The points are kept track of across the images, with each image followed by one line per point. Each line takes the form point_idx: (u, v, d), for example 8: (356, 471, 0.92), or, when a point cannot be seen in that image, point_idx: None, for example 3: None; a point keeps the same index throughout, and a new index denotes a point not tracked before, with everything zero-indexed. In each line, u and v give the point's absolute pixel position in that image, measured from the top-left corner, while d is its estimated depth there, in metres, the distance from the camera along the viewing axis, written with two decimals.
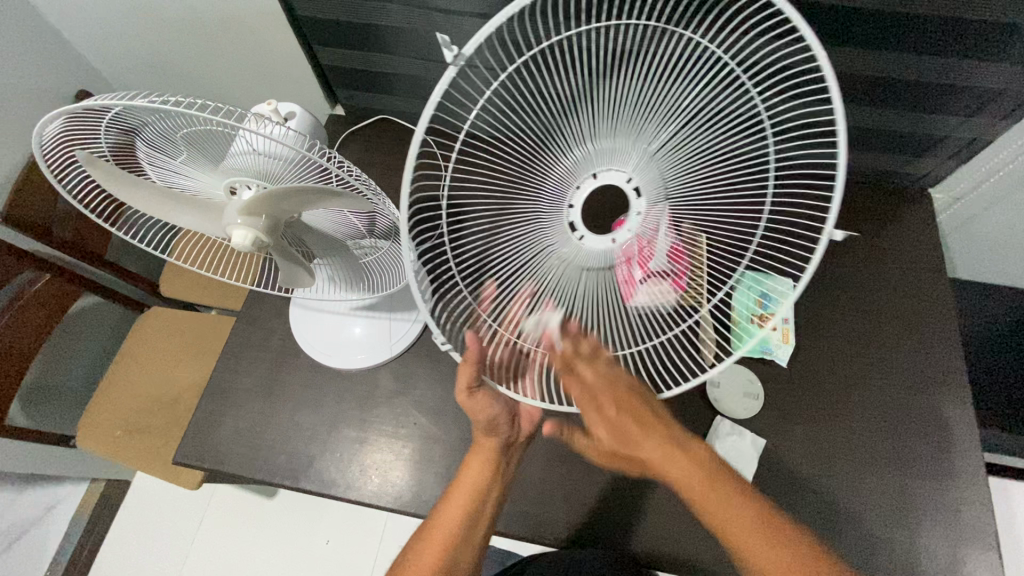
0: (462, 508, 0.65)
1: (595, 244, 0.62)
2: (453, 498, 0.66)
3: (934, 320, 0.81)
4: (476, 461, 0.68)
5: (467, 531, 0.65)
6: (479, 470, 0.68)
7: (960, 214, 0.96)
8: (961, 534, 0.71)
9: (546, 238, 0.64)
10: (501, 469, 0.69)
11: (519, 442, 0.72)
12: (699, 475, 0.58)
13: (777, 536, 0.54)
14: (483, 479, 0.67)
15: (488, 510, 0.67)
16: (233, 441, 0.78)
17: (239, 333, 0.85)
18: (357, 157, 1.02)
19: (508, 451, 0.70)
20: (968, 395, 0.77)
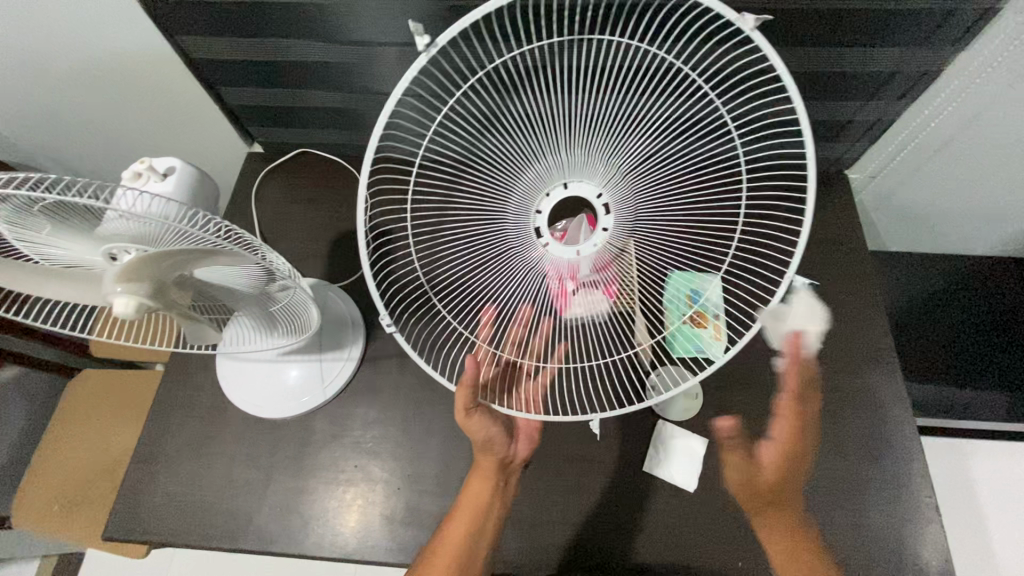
0: (466, 524, 0.68)
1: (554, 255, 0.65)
2: (458, 517, 0.68)
3: (861, 300, 0.83)
4: (480, 477, 0.70)
5: (470, 545, 0.67)
6: (483, 485, 0.70)
7: (878, 193, 0.99)
8: (904, 510, 0.72)
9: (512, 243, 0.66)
10: (502, 486, 0.72)
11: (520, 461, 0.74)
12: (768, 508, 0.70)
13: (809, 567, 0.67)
14: (487, 493, 0.70)
15: (491, 524, 0.70)
16: (165, 508, 0.74)
17: (164, 393, 0.81)
18: (278, 194, 0.99)
19: (507, 470, 0.72)
20: (897, 370, 0.79)
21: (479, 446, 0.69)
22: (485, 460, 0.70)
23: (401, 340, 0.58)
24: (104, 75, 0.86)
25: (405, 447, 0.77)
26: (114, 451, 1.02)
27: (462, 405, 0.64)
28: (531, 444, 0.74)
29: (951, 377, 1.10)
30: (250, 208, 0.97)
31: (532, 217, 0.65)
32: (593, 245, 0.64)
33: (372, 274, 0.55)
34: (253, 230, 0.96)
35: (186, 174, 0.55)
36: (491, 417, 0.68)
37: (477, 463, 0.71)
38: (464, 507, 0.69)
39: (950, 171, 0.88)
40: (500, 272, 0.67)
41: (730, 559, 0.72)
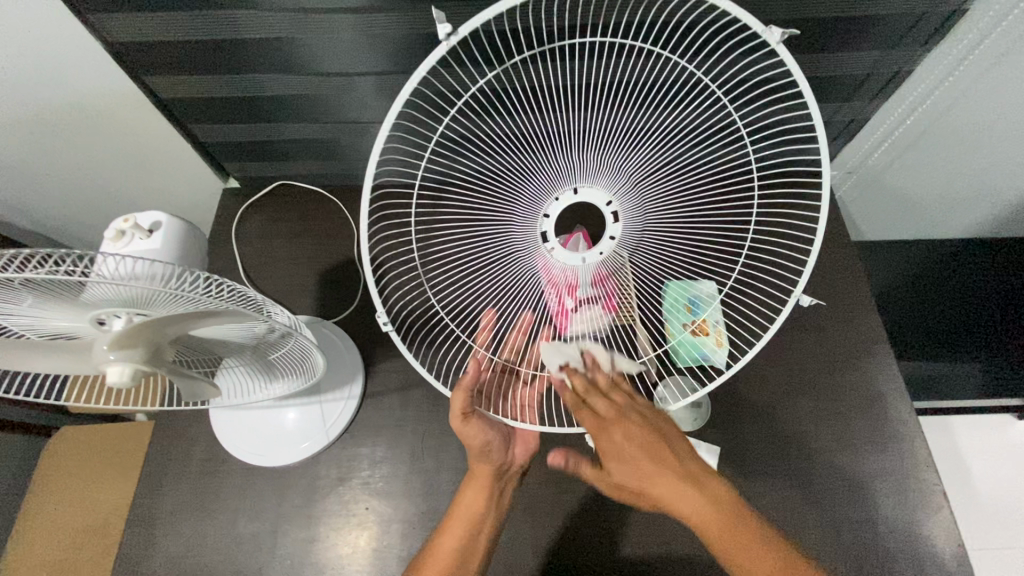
0: (459, 537, 0.64)
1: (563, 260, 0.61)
2: (450, 526, 0.64)
3: (852, 296, 0.85)
4: (476, 486, 0.66)
5: (463, 558, 0.63)
6: (477, 495, 0.66)
7: (856, 188, 1.02)
8: (913, 499, 0.73)
9: (516, 249, 0.62)
10: (498, 496, 0.67)
11: (515, 470, 0.70)
12: (715, 516, 0.53)
13: None
14: (481, 504, 0.65)
15: (485, 539, 0.65)
16: (168, 571, 0.71)
17: (156, 449, 0.77)
18: (259, 229, 0.95)
19: (503, 477, 0.68)
20: (893, 361, 0.81)
21: (478, 452, 0.64)
22: (480, 468, 0.66)
23: (397, 339, 0.56)
24: (69, 121, 0.81)
25: (414, 483, 0.75)
26: (100, 513, 0.96)
27: (460, 410, 0.61)
28: (529, 453, 0.70)
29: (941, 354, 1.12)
30: (232, 247, 0.94)
31: (540, 221, 0.61)
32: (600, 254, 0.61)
33: (373, 276, 0.53)
34: (236, 270, 0.93)
35: (173, 229, 0.53)
36: (487, 422, 0.65)
37: (472, 470, 0.67)
38: (457, 518, 0.64)
39: (925, 165, 0.91)
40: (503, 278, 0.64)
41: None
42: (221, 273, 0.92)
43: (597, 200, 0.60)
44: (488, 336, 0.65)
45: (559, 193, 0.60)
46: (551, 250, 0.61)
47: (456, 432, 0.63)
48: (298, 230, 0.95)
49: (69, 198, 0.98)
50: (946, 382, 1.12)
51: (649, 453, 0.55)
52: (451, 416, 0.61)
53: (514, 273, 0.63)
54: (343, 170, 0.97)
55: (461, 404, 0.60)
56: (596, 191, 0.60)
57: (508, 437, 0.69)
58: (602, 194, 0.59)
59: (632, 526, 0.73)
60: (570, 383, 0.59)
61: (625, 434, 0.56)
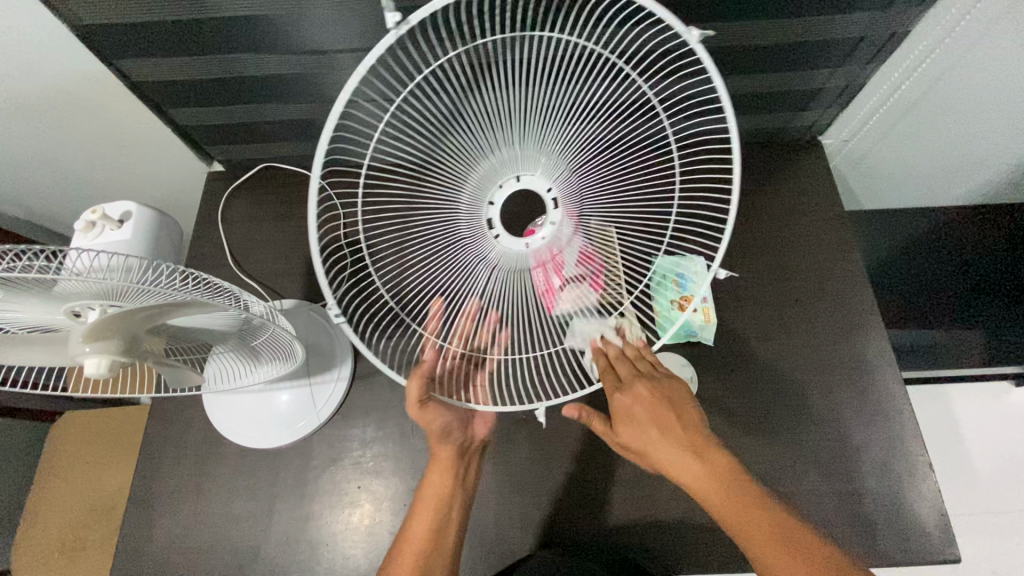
0: (431, 518, 0.64)
1: (508, 247, 0.63)
2: (420, 510, 0.65)
3: (841, 268, 0.84)
4: (440, 469, 0.67)
5: (437, 536, 0.64)
6: (442, 477, 0.67)
7: (851, 158, 0.99)
8: (898, 469, 0.74)
9: (465, 236, 0.64)
10: (461, 474, 0.69)
11: (475, 445, 0.72)
12: (728, 493, 0.55)
13: (810, 556, 0.51)
14: (446, 484, 0.67)
15: (455, 517, 0.67)
16: (168, 550, 0.73)
17: (152, 433, 0.79)
18: (245, 213, 0.95)
19: (464, 456, 0.69)
20: (881, 333, 0.80)
21: (437, 436, 0.66)
22: (441, 451, 0.67)
23: (352, 335, 0.53)
24: (44, 107, 0.80)
25: (404, 462, 0.76)
26: (107, 493, 0.99)
27: (417, 399, 0.61)
28: (487, 427, 0.72)
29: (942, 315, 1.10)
30: (219, 232, 0.93)
31: (484, 208, 0.63)
32: (542, 239, 0.63)
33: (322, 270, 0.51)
34: (223, 255, 0.92)
35: (140, 217, 0.53)
36: (445, 407, 0.65)
37: (434, 455, 0.67)
38: (427, 500, 0.65)
39: (923, 131, 0.88)
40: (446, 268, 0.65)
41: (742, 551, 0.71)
42: (208, 257, 0.92)
43: (536, 186, 0.62)
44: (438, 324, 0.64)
45: (501, 180, 0.62)
46: (497, 237, 0.63)
47: (415, 420, 0.64)
48: (283, 213, 0.94)
49: (56, 186, 0.98)
50: (950, 350, 1.12)
51: (655, 407, 0.59)
52: (409, 405, 0.62)
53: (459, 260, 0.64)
54: None
55: (418, 393, 0.61)
56: (537, 177, 0.62)
57: (466, 414, 0.69)
58: (542, 180, 0.62)
59: (621, 501, 0.73)
60: (608, 350, 0.65)
61: (643, 403, 0.59)
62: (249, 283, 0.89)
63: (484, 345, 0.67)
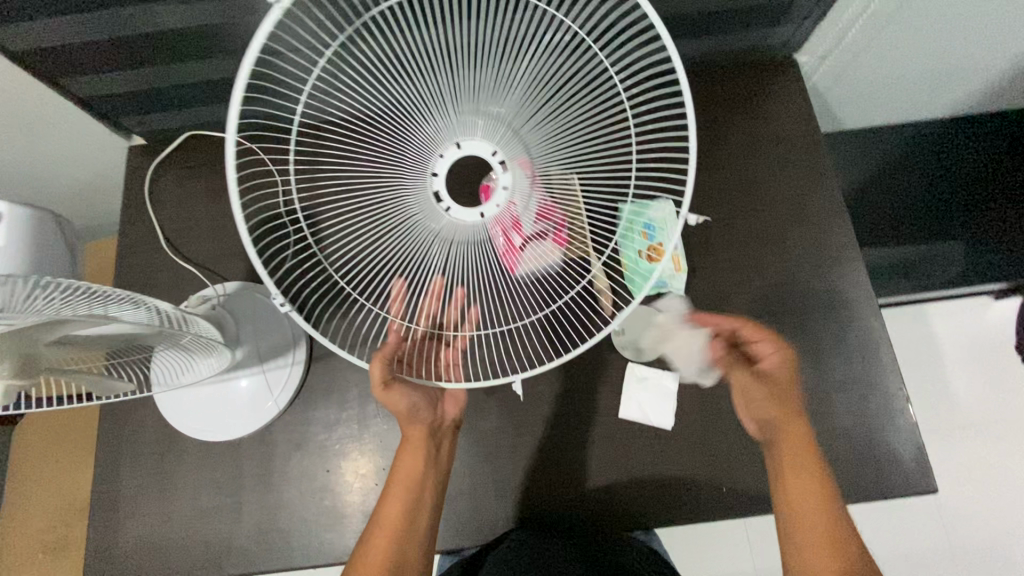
0: (402, 500, 0.61)
1: (462, 219, 0.57)
2: (391, 492, 0.61)
3: (817, 201, 0.79)
4: (410, 449, 0.64)
5: (412, 518, 0.61)
6: (414, 458, 0.63)
7: (829, 77, 0.91)
8: (874, 405, 0.72)
9: (410, 209, 0.58)
10: (434, 454, 0.65)
11: (450, 427, 0.68)
12: (789, 432, 0.60)
13: (827, 504, 0.57)
14: (418, 464, 0.63)
15: (429, 499, 0.63)
16: (139, 549, 0.71)
17: (106, 434, 0.75)
18: (175, 190, 0.87)
19: (438, 434, 0.66)
20: (858, 267, 0.76)
21: (406, 415, 0.63)
22: (412, 430, 0.64)
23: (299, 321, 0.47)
24: None
25: (372, 440, 0.74)
26: (81, 493, 0.96)
27: (380, 379, 0.57)
28: (458, 407, 0.69)
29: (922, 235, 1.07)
30: (148, 213, 0.85)
31: (428, 180, 0.57)
32: (497, 205, 0.57)
33: (258, 261, 0.45)
34: (156, 239, 0.85)
35: (15, 220, 0.46)
36: (412, 387, 0.62)
37: (405, 435, 0.64)
38: (398, 481, 0.62)
39: (905, 41, 0.80)
40: (399, 247, 0.59)
41: (719, 497, 0.71)
42: (140, 242, 0.84)
43: (480, 152, 0.56)
44: (401, 306, 0.59)
45: (443, 148, 0.56)
46: (447, 209, 0.57)
47: (380, 399, 0.60)
48: (216, 186, 0.86)
49: None
50: (927, 269, 1.08)
51: (781, 380, 0.62)
52: (372, 385, 0.58)
53: (413, 237, 0.59)
54: None
55: (381, 371, 0.57)
56: (479, 141, 0.56)
57: (434, 394, 0.66)
58: (487, 143, 0.56)
59: (595, 459, 0.72)
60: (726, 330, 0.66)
61: (775, 366, 0.62)
62: (187, 267, 0.82)
63: (453, 323, 0.64)
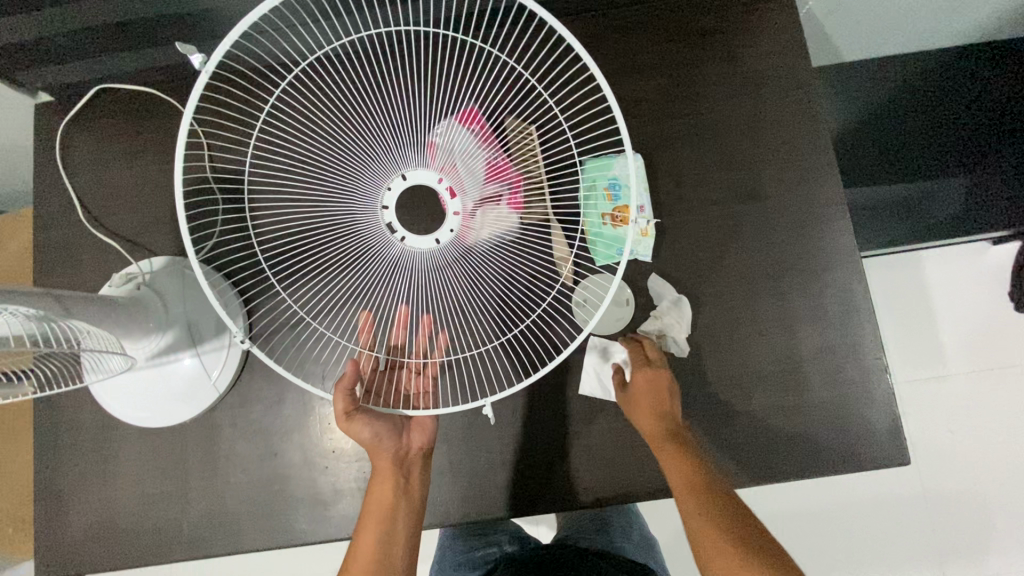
0: (374, 536, 0.57)
1: (418, 248, 0.56)
2: (363, 529, 0.57)
3: (803, 152, 0.71)
4: (380, 481, 0.59)
5: (387, 556, 0.57)
6: (382, 490, 0.58)
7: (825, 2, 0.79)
8: (851, 374, 0.68)
9: (366, 242, 0.57)
10: (408, 486, 0.60)
11: (419, 452, 0.62)
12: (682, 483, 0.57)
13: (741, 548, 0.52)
14: (390, 499, 0.58)
15: (406, 530, 0.58)
16: (87, 535, 0.69)
17: (43, 421, 0.71)
18: (92, 153, 0.78)
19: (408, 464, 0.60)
20: (844, 224, 0.69)
21: (371, 447, 0.58)
22: (379, 464, 0.58)
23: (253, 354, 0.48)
24: None
25: (321, 423, 0.70)
26: None
27: (343, 410, 0.54)
28: (428, 434, 0.61)
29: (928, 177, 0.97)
30: (62, 181, 0.77)
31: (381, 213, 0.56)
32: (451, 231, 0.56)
33: (206, 292, 0.47)
34: (76, 210, 0.77)
35: None
36: (375, 417, 0.57)
37: (373, 468, 0.59)
38: (371, 516, 0.58)
39: None
40: (361, 275, 0.62)
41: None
42: (58, 214, 0.77)
43: (428, 181, 0.55)
44: (370, 337, 0.59)
45: (390, 181, 0.56)
46: (402, 240, 0.56)
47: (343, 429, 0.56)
48: (137, 149, 0.78)
49: None
50: (924, 209, 0.97)
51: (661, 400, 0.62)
52: (336, 417, 0.56)
53: (373, 268, 0.60)
54: (170, 62, 0.76)
55: (343, 402, 0.54)
56: (422, 170, 0.55)
57: (403, 422, 0.60)
58: (431, 172, 0.55)
59: (557, 441, 0.68)
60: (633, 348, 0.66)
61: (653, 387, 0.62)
62: (113, 242, 0.75)
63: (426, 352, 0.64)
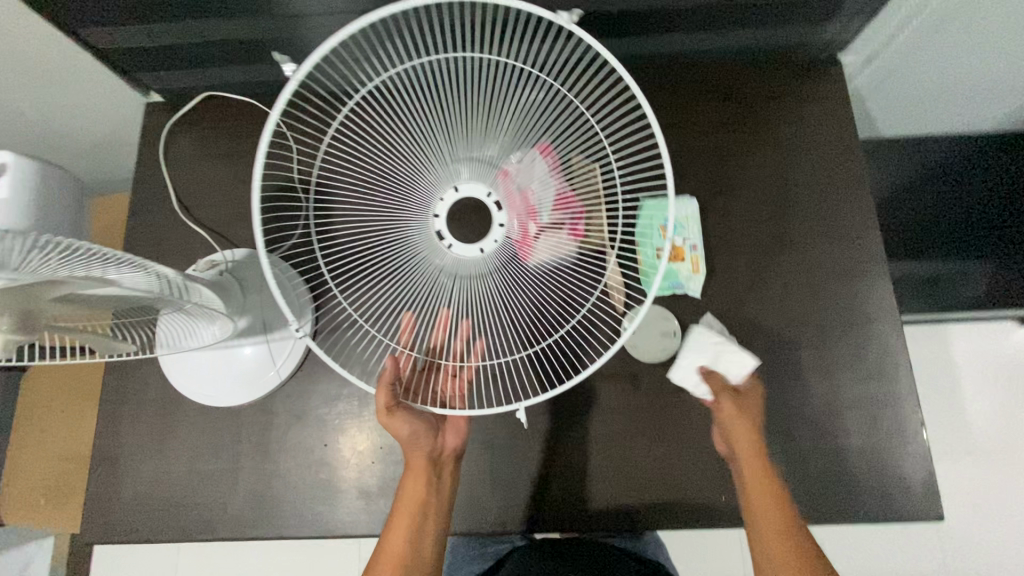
0: (407, 529, 0.58)
1: (464, 256, 0.60)
2: (394, 524, 0.58)
3: (848, 212, 0.76)
4: (412, 478, 0.60)
5: (415, 552, 0.57)
6: (417, 486, 0.59)
7: (872, 80, 0.85)
8: (887, 426, 0.70)
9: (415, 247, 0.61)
10: (439, 484, 0.61)
11: (451, 455, 0.63)
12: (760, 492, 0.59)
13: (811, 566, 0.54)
14: (422, 496, 0.59)
15: (435, 529, 0.59)
16: (137, 506, 0.72)
17: (111, 391, 0.76)
18: (192, 152, 0.85)
19: (440, 463, 0.62)
20: (884, 282, 0.73)
21: (406, 442, 0.59)
22: (414, 460, 0.60)
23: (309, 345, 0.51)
24: None
25: (371, 420, 0.74)
26: (83, 444, 0.99)
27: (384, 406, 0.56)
28: (460, 437, 0.64)
29: (950, 254, 1.04)
30: (162, 173, 0.84)
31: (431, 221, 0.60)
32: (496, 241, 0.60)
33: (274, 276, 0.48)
34: (170, 201, 0.84)
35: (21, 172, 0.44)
36: (415, 413, 0.59)
37: (407, 463, 0.61)
38: (402, 513, 0.59)
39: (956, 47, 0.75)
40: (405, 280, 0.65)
41: (717, 507, 0.69)
42: (155, 203, 0.84)
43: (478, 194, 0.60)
44: (410, 337, 0.61)
45: (442, 192, 0.60)
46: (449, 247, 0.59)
47: (382, 423, 0.58)
48: (232, 151, 0.85)
49: None
50: (952, 289, 1.06)
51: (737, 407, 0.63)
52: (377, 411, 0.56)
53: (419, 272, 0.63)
54: (273, 77, 0.83)
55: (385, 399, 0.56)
56: (474, 184, 0.60)
57: (438, 422, 0.63)
58: (482, 185, 0.60)
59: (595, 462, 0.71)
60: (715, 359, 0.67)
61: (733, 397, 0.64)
62: (200, 231, 0.82)
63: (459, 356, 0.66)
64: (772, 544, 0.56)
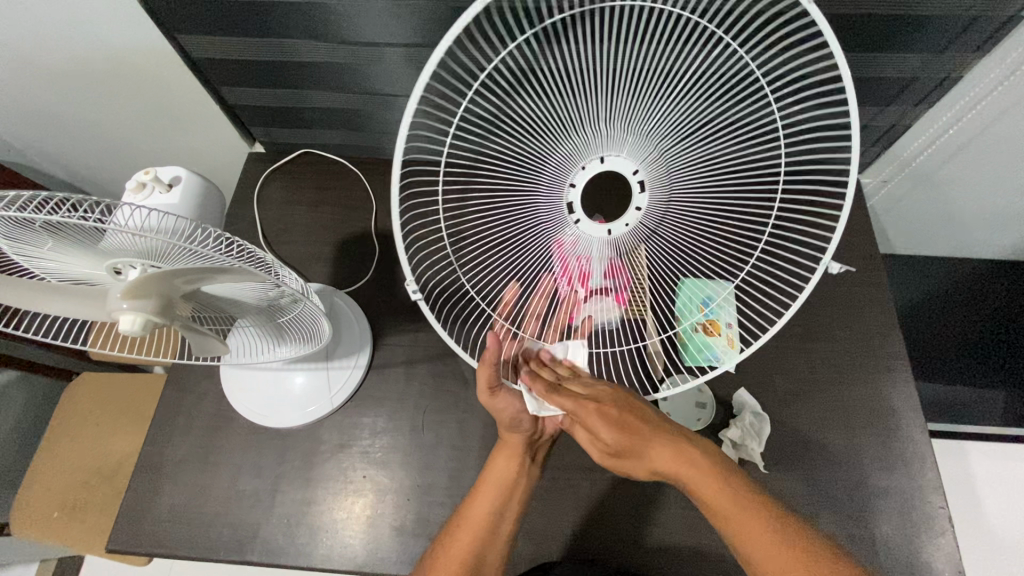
0: (491, 502, 0.65)
1: (589, 233, 0.59)
2: (482, 492, 0.66)
3: (873, 312, 0.82)
4: (505, 455, 0.68)
5: (494, 526, 0.65)
6: (508, 464, 0.67)
7: (889, 198, 0.96)
8: (914, 519, 0.72)
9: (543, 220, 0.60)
10: (527, 465, 0.69)
11: (545, 440, 0.71)
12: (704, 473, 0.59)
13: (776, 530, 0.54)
14: (511, 472, 0.67)
15: (515, 506, 0.67)
16: (170, 519, 0.73)
17: (168, 401, 0.79)
18: (281, 194, 0.95)
19: (533, 448, 0.69)
20: (909, 377, 0.78)
21: (507, 424, 0.66)
22: (510, 438, 0.68)
23: (428, 311, 0.56)
24: (100, 73, 0.81)
25: (413, 456, 0.76)
26: (114, 457, 1.03)
27: (486, 384, 0.61)
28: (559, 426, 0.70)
29: (955, 374, 1.10)
30: (252, 210, 0.95)
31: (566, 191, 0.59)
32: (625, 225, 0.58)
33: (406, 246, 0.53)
34: (254, 235, 0.93)
35: (189, 183, 0.59)
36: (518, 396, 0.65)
37: (504, 439, 0.68)
38: (489, 483, 0.66)
39: (963, 178, 0.86)
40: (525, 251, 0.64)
41: None
42: (241, 236, 0.93)
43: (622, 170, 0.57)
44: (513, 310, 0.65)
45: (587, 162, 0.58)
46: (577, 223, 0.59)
47: (484, 404, 0.64)
48: (316, 198, 0.95)
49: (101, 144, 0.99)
50: (972, 410, 1.08)
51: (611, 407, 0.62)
52: (478, 390, 0.62)
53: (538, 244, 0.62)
54: (366, 141, 0.95)
55: (487, 378, 0.60)
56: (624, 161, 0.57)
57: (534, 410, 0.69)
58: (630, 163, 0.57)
59: (628, 520, 0.73)
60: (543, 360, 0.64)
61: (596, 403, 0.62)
62: None
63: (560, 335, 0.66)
64: (751, 537, 0.54)
